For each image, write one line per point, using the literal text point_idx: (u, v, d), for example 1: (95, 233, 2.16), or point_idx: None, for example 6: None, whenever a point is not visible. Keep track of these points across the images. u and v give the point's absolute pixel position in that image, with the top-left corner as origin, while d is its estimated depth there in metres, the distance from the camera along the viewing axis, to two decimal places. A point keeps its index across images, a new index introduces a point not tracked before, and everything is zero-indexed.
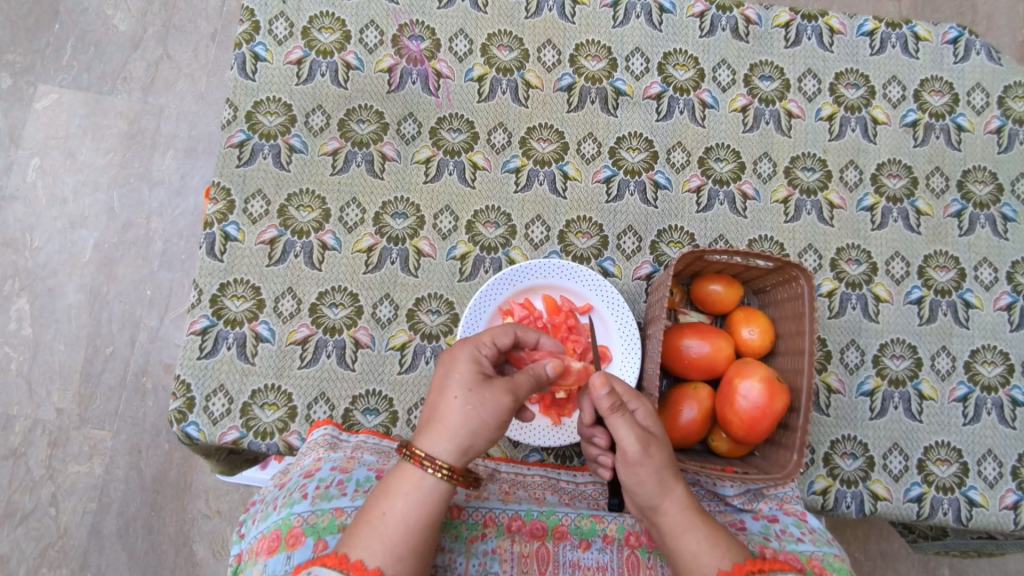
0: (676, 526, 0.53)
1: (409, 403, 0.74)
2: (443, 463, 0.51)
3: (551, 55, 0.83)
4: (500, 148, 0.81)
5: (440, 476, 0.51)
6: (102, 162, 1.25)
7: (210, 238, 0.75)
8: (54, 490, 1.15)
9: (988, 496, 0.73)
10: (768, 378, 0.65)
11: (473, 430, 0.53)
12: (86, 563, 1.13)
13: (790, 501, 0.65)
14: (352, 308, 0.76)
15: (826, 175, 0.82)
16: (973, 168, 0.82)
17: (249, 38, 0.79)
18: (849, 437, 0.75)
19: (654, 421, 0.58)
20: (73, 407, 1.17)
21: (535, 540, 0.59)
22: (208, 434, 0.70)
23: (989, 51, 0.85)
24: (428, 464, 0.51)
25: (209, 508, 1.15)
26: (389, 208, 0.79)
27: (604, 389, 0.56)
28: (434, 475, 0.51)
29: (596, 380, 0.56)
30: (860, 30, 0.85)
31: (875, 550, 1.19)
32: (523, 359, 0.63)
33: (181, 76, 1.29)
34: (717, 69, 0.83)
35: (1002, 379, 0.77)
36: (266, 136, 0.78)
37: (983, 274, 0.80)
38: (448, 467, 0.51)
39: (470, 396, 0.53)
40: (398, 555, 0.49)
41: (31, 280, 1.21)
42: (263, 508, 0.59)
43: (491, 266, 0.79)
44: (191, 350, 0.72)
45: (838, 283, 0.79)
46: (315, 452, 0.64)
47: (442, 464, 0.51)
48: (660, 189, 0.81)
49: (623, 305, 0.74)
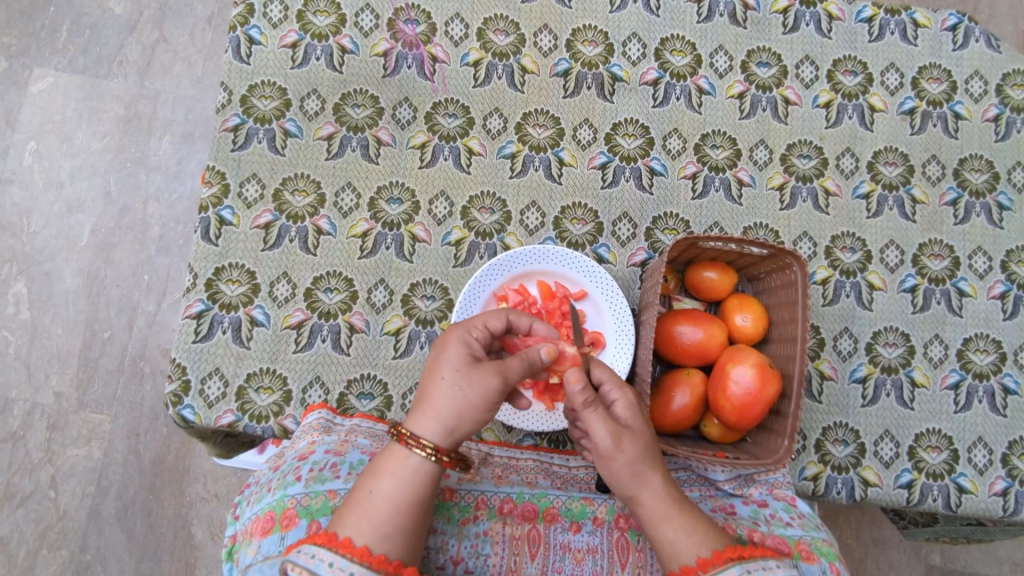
0: (653, 515, 0.54)
1: (404, 387, 0.75)
2: (428, 442, 0.52)
3: (548, 40, 0.82)
4: (495, 133, 0.80)
5: (426, 455, 0.52)
6: (99, 147, 1.25)
7: (205, 222, 0.75)
8: (53, 473, 1.16)
9: (978, 482, 0.74)
10: (761, 364, 0.65)
11: (460, 412, 0.53)
12: (85, 544, 1.14)
13: (780, 486, 0.66)
14: (347, 293, 0.76)
15: (822, 163, 0.82)
16: (969, 156, 0.82)
17: (243, 20, 0.78)
18: (840, 424, 0.75)
19: (633, 413, 0.56)
20: (72, 391, 1.18)
21: (526, 523, 0.60)
22: (203, 417, 0.71)
23: (988, 39, 0.84)
24: (413, 442, 0.52)
25: (207, 491, 1.16)
26: (384, 193, 0.79)
27: (580, 383, 0.54)
28: (419, 455, 0.52)
29: (569, 376, 0.54)
30: (859, 17, 0.84)
31: (867, 536, 1.20)
32: (515, 345, 0.63)
33: (178, 60, 1.28)
34: (715, 56, 0.83)
35: (994, 367, 0.78)
36: (261, 120, 0.77)
37: (977, 263, 0.80)
38: (433, 446, 0.52)
39: (457, 376, 0.54)
40: (386, 533, 0.50)
41: (28, 264, 1.21)
42: (257, 490, 0.59)
43: (486, 252, 0.79)
44: (186, 334, 0.72)
45: (832, 271, 0.80)
46: (309, 435, 0.65)
47: (427, 444, 0.52)
48: (656, 175, 0.81)
49: (617, 292, 0.74)
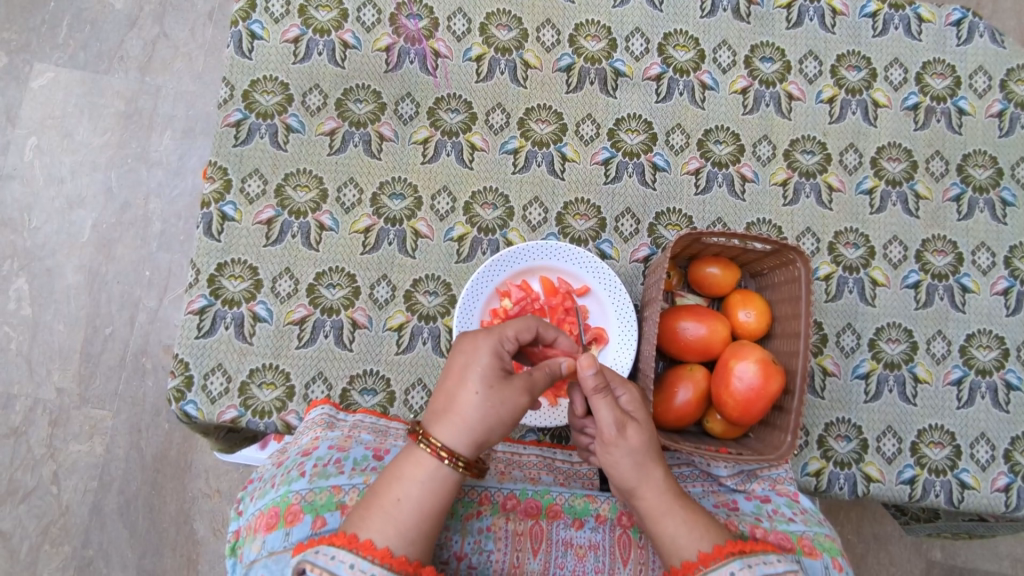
0: (653, 509, 0.54)
1: (407, 383, 0.75)
2: (459, 455, 0.52)
3: (551, 35, 0.82)
4: (498, 129, 0.80)
5: (456, 468, 0.52)
6: (100, 142, 1.25)
7: (207, 217, 0.74)
8: (55, 469, 1.16)
9: (980, 478, 0.74)
10: (763, 360, 0.65)
11: (489, 425, 0.53)
12: (87, 540, 1.14)
13: (783, 483, 0.66)
14: (349, 289, 0.76)
15: (825, 158, 0.82)
16: (973, 151, 0.82)
17: (244, 15, 0.78)
18: (843, 420, 0.75)
19: (638, 405, 0.58)
20: (73, 387, 1.18)
21: (528, 519, 0.60)
22: (206, 413, 0.71)
23: (992, 34, 0.84)
24: (445, 455, 0.52)
25: (209, 487, 1.17)
26: (386, 189, 0.78)
27: (593, 368, 0.54)
28: (450, 467, 0.52)
29: (584, 361, 0.53)
30: (863, 12, 0.84)
31: (868, 532, 1.20)
32: (536, 353, 0.62)
33: (178, 56, 1.28)
34: (718, 51, 0.83)
35: (997, 363, 0.78)
36: (263, 116, 0.77)
37: (980, 259, 0.80)
38: (464, 460, 0.52)
39: (491, 394, 0.53)
40: (409, 538, 0.50)
41: (30, 260, 1.21)
42: (261, 485, 0.59)
43: (489, 248, 0.79)
44: (188, 330, 0.72)
45: (835, 267, 0.79)
46: (312, 431, 0.65)
47: (459, 457, 0.52)
48: (659, 171, 0.81)
49: (620, 287, 0.74)
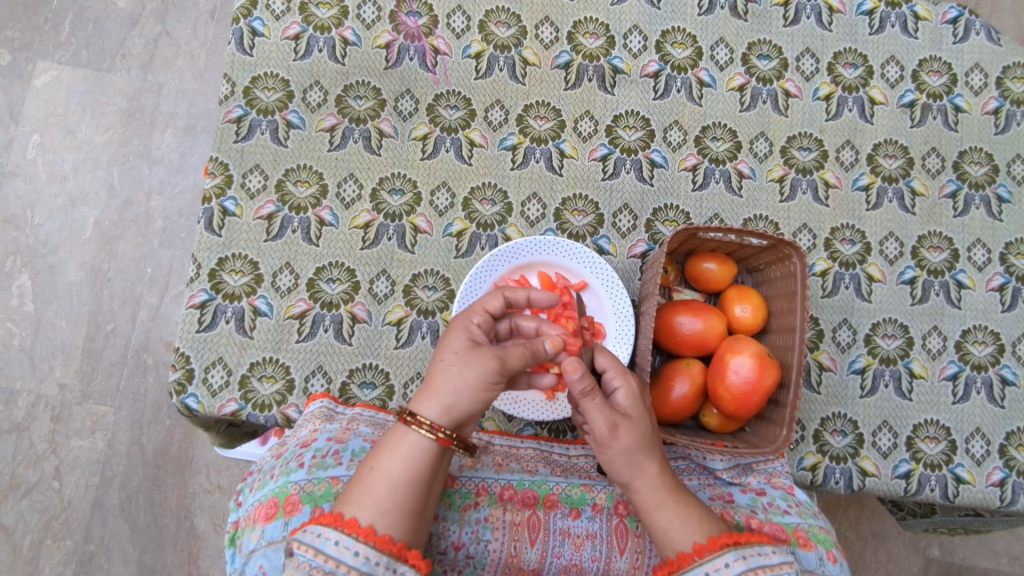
0: (648, 503, 0.55)
1: (406, 377, 0.76)
2: (425, 419, 0.53)
3: (549, 32, 0.83)
4: (497, 125, 0.81)
5: (424, 432, 0.52)
6: (102, 139, 1.26)
7: (209, 212, 0.75)
8: (57, 464, 1.17)
9: (975, 473, 0.74)
10: (759, 354, 0.66)
11: (457, 390, 0.54)
12: (89, 535, 1.15)
13: (779, 476, 0.67)
14: (349, 283, 0.77)
15: (822, 155, 0.82)
16: (969, 148, 0.83)
17: (246, 13, 0.79)
18: (839, 415, 0.76)
19: (634, 400, 0.56)
20: (75, 382, 1.19)
21: (526, 509, 0.60)
22: (207, 407, 0.71)
23: (989, 32, 0.84)
24: (412, 420, 0.53)
25: (210, 482, 1.17)
26: (386, 184, 0.79)
27: (577, 373, 0.53)
28: (417, 432, 0.52)
29: (567, 366, 0.52)
30: (860, 9, 0.84)
31: (866, 529, 1.20)
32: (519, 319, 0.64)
33: (181, 53, 1.29)
34: (715, 49, 0.83)
35: (992, 358, 0.78)
36: (264, 112, 0.78)
37: (976, 255, 0.80)
38: (429, 423, 0.52)
39: (456, 359, 0.55)
40: (387, 510, 0.50)
41: (32, 257, 1.22)
42: (260, 477, 0.60)
43: (488, 244, 0.79)
44: (189, 323, 0.73)
45: (832, 263, 0.80)
46: (311, 423, 0.65)
47: (424, 420, 0.52)
48: (656, 167, 0.81)
49: (618, 284, 0.74)
